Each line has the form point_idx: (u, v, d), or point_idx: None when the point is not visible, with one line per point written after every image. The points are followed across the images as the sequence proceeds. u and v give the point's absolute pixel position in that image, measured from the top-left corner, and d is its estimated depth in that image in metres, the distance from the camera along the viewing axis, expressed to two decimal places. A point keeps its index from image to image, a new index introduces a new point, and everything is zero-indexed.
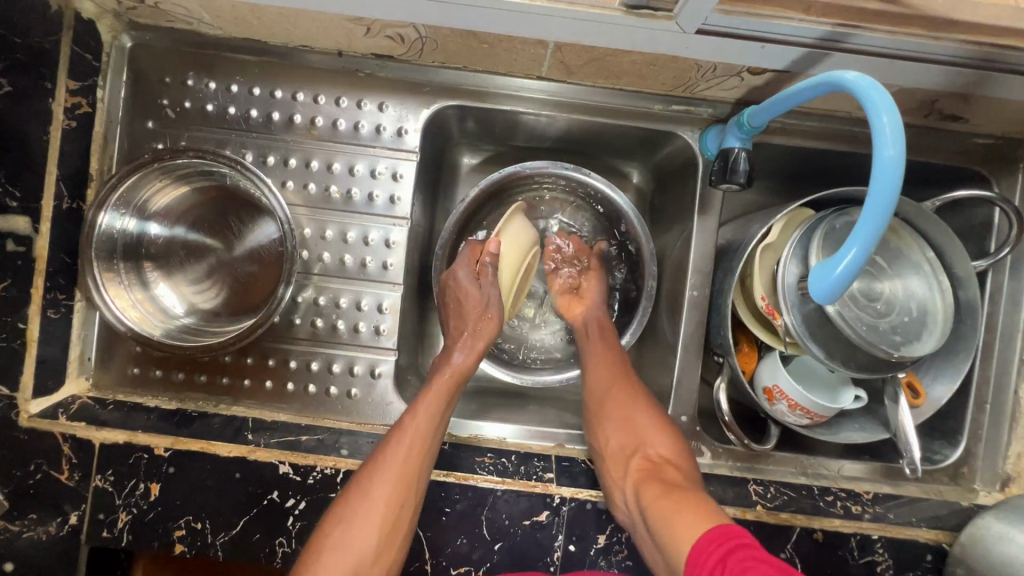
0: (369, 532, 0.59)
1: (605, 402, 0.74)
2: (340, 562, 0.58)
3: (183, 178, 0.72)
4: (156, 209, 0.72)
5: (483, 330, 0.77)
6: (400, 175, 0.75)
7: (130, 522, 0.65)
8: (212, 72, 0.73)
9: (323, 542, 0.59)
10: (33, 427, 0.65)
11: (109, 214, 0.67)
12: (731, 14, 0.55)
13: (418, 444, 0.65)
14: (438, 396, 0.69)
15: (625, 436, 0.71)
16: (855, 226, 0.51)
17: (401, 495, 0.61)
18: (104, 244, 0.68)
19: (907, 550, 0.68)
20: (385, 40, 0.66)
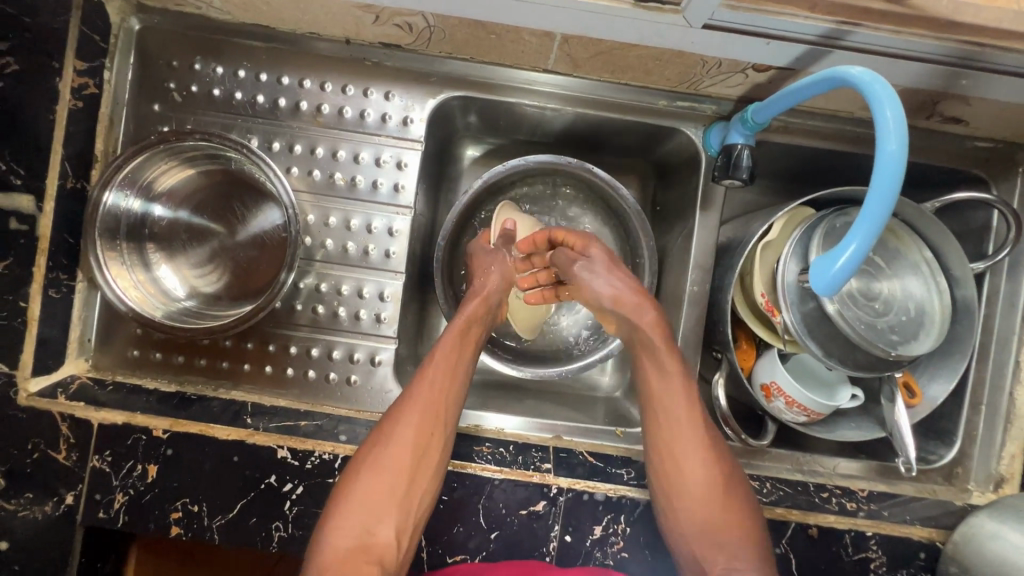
0: (404, 459, 0.64)
1: (659, 416, 0.70)
2: (376, 482, 0.62)
3: (189, 160, 0.72)
4: (161, 191, 0.72)
5: (491, 277, 0.79)
6: (405, 164, 0.76)
7: (127, 503, 0.65)
8: (219, 57, 0.73)
9: (360, 461, 0.64)
10: (32, 406, 0.65)
11: (114, 194, 0.67)
12: (737, 9, 0.55)
13: (440, 383, 0.69)
14: (454, 340, 0.72)
15: (688, 451, 0.68)
16: (856, 221, 0.52)
17: (427, 428, 0.66)
18: (109, 222, 0.68)
19: (901, 548, 0.69)
20: (393, 29, 0.66)
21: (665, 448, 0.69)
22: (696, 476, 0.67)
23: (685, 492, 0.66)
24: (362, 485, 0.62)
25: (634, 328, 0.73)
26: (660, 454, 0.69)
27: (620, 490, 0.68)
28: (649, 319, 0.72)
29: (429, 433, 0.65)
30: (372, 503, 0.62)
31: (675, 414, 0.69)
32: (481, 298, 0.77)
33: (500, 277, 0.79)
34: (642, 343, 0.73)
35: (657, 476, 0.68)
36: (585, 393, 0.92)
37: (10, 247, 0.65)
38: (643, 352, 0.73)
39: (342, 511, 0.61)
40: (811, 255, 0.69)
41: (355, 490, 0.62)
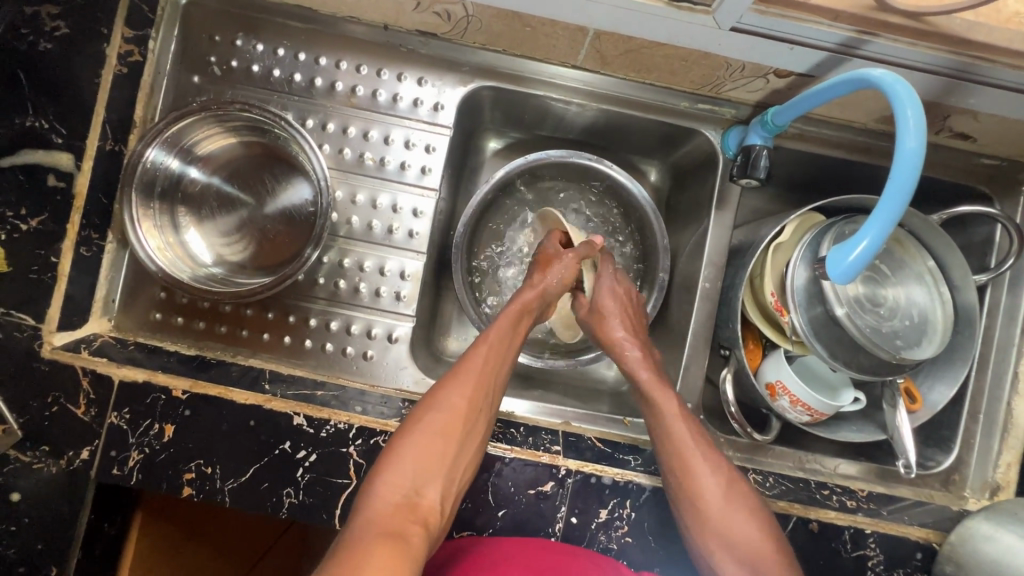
0: (457, 424, 0.63)
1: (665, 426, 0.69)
2: (429, 443, 0.61)
3: (232, 129, 0.74)
4: (199, 155, 0.74)
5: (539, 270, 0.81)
6: (433, 148, 0.78)
7: (141, 461, 0.66)
8: (261, 35, 0.75)
9: (415, 422, 0.62)
10: (54, 359, 0.66)
11: (156, 151, 0.70)
12: (766, 14, 0.58)
13: (492, 360, 0.69)
14: (508, 321, 0.74)
15: (709, 478, 0.64)
16: (872, 215, 0.54)
17: (477, 400, 0.65)
18: (145, 178, 0.70)
19: (898, 547, 0.70)
20: (431, 17, 0.69)
21: (685, 468, 0.65)
22: (725, 508, 0.63)
23: (714, 514, 0.63)
24: (414, 443, 0.60)
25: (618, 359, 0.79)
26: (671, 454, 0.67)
27: (627, 475, 0.70)
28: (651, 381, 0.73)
29: (479, 404, 0.65)
30: (424, 462, 0.59)
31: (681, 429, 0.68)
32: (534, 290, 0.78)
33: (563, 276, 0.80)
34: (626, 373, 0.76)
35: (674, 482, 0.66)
36: (592, 386, 0.93)
37: (49, 203, 0.67)
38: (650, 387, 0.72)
39: (393, 467, 0.58)
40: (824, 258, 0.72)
41: (408, 448, 0.60)
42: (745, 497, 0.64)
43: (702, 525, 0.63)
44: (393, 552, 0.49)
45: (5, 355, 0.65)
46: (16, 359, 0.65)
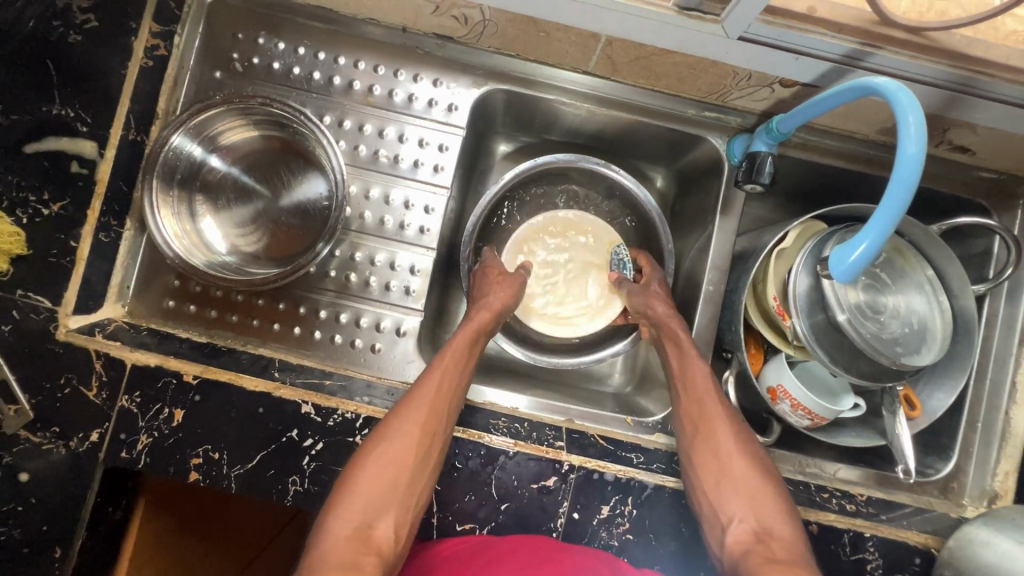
0: (407, 453, 0.62)
1: (698, 398, 0.71)
2: (381, 474, 0.61)
3: (255, 122, 0.76)
4: (223, 144, 0.76)
5: (489, 295, 0.81)
6: (445, 147, 0.80)
7: (150, 445, 0.66)
8: (283, 34, 0.78)
9: (366, 453, 0.63)
10: (69, 341, 0.67)
11: (182, 137, 0.72)
12: (773, 24, 0.61)
13: (447, 385, 0.69)
14: (463, 344, 0.74)
15: (726, 440, 0.68)
16: (872, 218, 0.56)
17: (430, 427, 0.65)
18: (167, 165, 0.72)
19: (896, 552, 0.71)
20: (449, 20, 0.72)
21: (706, 440, 0.69)
22: (740, 475, 0.66)
23: (727, 469, 0.66)
24: (366, 475, 0.61)
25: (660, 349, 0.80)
26: (694, 428, 0.70)
27: (630, 472, 0.70)
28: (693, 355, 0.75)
29: (432, 432, 0.65)
30: (375, 494, 0.60)
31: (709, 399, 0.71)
32: (485, 314, 0.78)
33: (512, 297, 0.82)
34: (669, 341, 0.78)
35: (698, 451, 0.69)
36: (595, 387, 0.94)
37: (71, 189, 0.69)
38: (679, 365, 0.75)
39: (346, 499, 0.59)
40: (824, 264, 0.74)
41: (359, 480, 0.60)
42: (756, 454, 0.68)
43: (713, 471, 0.67)
44: None
45: (21, 336, 0.66)
46: (31, 341, 0.67)
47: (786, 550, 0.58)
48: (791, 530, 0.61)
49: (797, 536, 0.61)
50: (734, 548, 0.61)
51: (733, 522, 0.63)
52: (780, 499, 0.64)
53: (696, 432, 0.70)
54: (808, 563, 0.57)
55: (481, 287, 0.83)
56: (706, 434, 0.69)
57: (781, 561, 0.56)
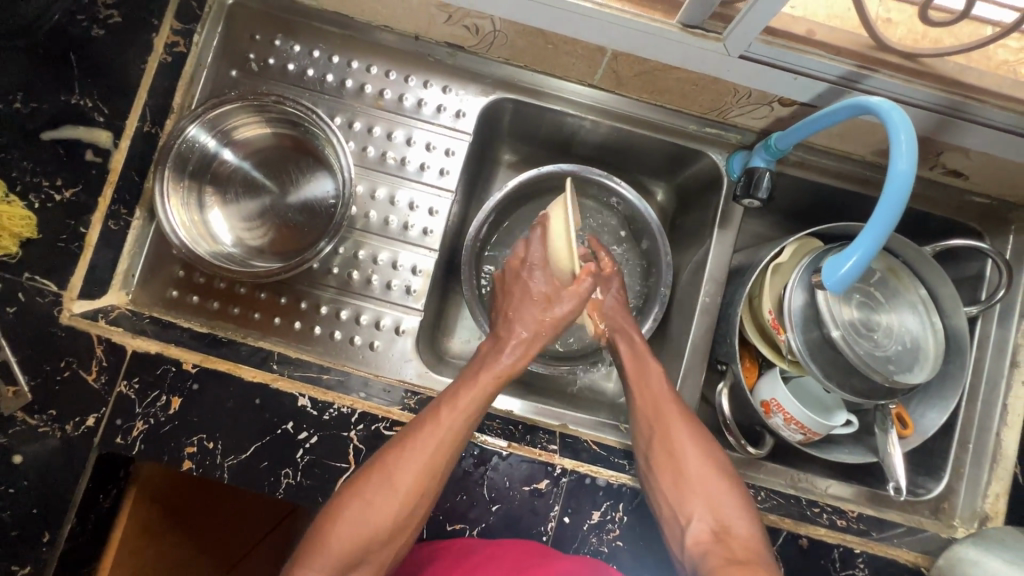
0: (389, 510, 0.62)
1: (658, 418, 0.72)
2: (359, 521, 0.60)
3: (269, 120, 0.78)
4: (237, 139, 0.78)
5: (515, 330, 0.76)
6: (452, 152, 0.82)
7: (145, 431, 0.67)
8: (299, 37, 0.80)
9: (341, 504, 0.62)
10: (71, 325, 0.68)
11: (197, 128, 0.74)
12: (772, 45, 0.64)
13: (454, 433, 0.66)
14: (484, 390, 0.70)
15: (689, 458, 0.69)
16: (864, 230, 0.58)
17: (423, 482, 0.63)
18: (180, 156, 0.74)
19: (887, 570, 0.71)
20: (460, 30, 0.75)
21: (668, 461, 0.69)
22: (699, 498, 0.66)
23: (689, 481, 0.67)
24: (338, 527, 0.60)
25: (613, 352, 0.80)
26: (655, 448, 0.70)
27: (621, 478, 0.71)
28: (652, 369, 0.75)
29: (423, 488, 0.63)
30: (347, 549, 0.60)
31: (673, 420, 0.71)
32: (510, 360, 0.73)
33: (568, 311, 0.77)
34: (624, 342, 0.79)
35: (657, 469, 0.69)
36: (589, 395, 0.94)
37: (84, 176, 0.70)
38: (635, 374, 0.76)
39: (317, 552, 0.59)
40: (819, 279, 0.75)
41: (330, 534, 0.60)
42: (714, 453, 0.69)
43: (671, 476, 0.67)
44: None
45: (25, 318, 0.67)
46: (34, 323, 0.67)
47: (745, 550, 0.60)
48: (750, 528, 0.63)
49: (756, 536, 0.62)
50: (694, 548, 0.63)
51: (693, 523, 0.65)
52: (737, 499, 0.66)
53: (653, 434, 0.71)
54: (767, 562, 0.59)
55: (511, 303, 0.78)
56: (664, 436, 0.71)
57: (742, 562, 0.58)
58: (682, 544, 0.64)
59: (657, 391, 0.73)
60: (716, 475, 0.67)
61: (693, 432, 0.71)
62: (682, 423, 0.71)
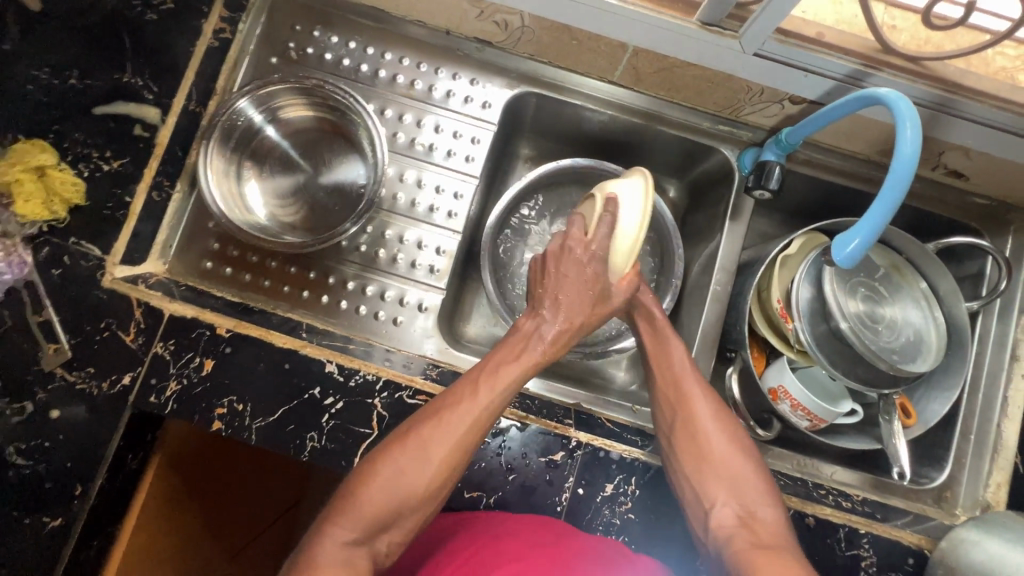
0: (419, 479, 0.64)
1: (685, 403, 0.73)
2: (392, 489, 0.63)
3: (313, 104, 0.83)
4: (280, 121, 0.83)
5: (560, 316, 0.72)
6: (477, 140, 0.86)
7: (178, 391, 0.70)
8: (337, 29, 0.85)
9: (373, 471, 0.64)
10: (113, 288, 0.71)
11: (246, 103, 0.78)
12: (785, 43, 0.68)
13: (485, 412, 0.67)
14: (518, 372, 0.69)
15: (715, 442, 0.71)
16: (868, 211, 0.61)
17: (453, 456, 0.65)
18: (226, 129, 0.78)
19: (891, 551, 0.73)
20: (490, 25, 0.80)
21: (695, 445, 0.70)
22: (724, 482, 0.68)
23: (715, 465, 0.69)
24: (369, 493, 0.62)
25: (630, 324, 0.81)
26: (681, 431, 0.72)
27: (634, 453, 0.73)
28: (676, 353, 0.77)
29: (453, 463, 0.65)
30: (378, 513, 0.61)
31: (702, 405, 0.73)
32: (549, 340, 0.72)
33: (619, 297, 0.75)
34: (644, 320, 0.80)
35: (684, 452, 0.70)
36: (599, 383, 0.97)
37: (133, 148, 0.74)
38: (656, 356, 0.78)
39: (348, 514, 0.61)
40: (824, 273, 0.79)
41: (361, 498, 0.62)
42: (736, 437, 0.71)
43: (695, 459, 0.70)
44: None
45: (69, 280, 0.71)
46: (78, 285, 0.71)
47: (772, 534, 0.62)
48: (774, 513, 0.65)
49: (781, 520, 0.64)
50: (719, 530, 0.64)
51: (717, 506, 0.66)
52: (761, 485, 0.68)
53: (675, 417, 0.73)
54: (792, 546, 0.60)
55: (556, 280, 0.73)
56: (686, 418, 0.72)
57: (769, 545, 0.59)
58: (705, 525, 0.66)
59: (684, 377, 0.75)
60: (740, 459, 0.69)
61: (715, 415, 0.73)
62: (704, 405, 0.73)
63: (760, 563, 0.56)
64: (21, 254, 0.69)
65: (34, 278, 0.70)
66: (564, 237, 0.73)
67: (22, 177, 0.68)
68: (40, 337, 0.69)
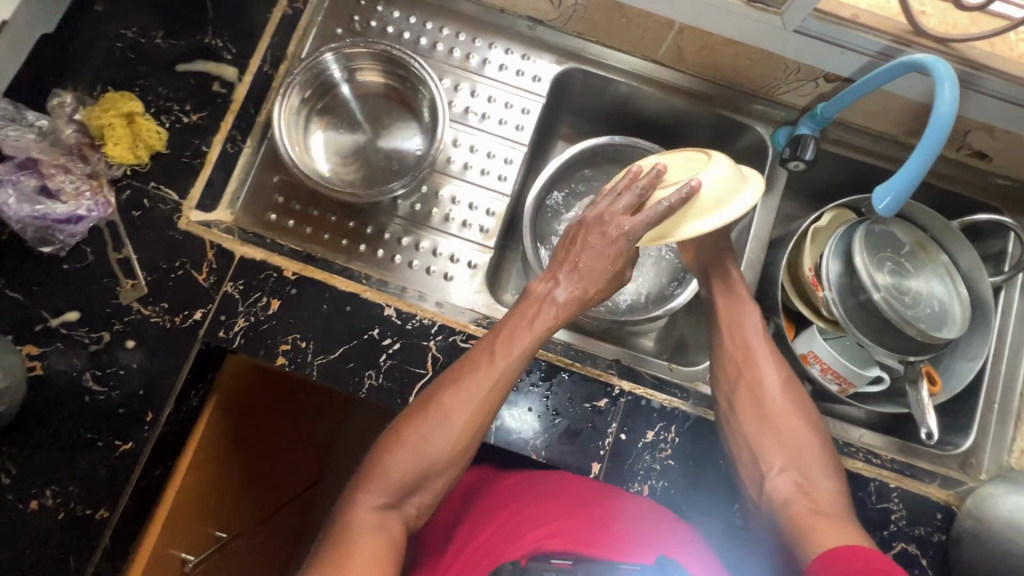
0: (444, 444, 0.67)
1: (749, 371, 0.77)
2: (417, 455, 0.67)
3: (386, 71, 0.88)
4: (354, 84, 0.88)
5: (572, 281, 0.72)
6: (527, 110, 0.91)
7: (246, 328, 0.74)
8: (400, 5, 0.91)
9: (408, 431, 0.68)
10: (188, 230, 0.76)
11: (330, 58, 0.84)
12: (825, 21, 0.73)
13: (499, 378, 0.69)
14: (529, 339, 0.70)
15: (777, 409, 0.75)
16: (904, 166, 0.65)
17: (474, 422, 0.68)
18: (303, 84, 0.84)
19: (919, 506, 0.76)
20: (544, 3, 0.85)
21: (756, 413, 0.74)
22: (782, 449, 0.72)
23: (776, 431, 0.73)
24: (400, 457, 0.67)
25: (706, 284, 0.84)
26: (745, 396, 0.76)
27: (674, 403, 0.77)
28: (750, 318, 0.80)
29: (476, 427, 0.68)
30: (412, 474, 0.67)
31: (767, 375, 0.77)
32: (558, 307, 0.71)
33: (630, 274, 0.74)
34: (721, 280, 0.82)
35: (746, 415, 0.75)
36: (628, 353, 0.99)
37: (210, 103, 0.79)
38: (727, 320, 0.81)
39: (383, 475, 0.67)
40: (853, 246, 0.83)
41: (393, 462, 0.67)
42: (803, 406, 0.75)
43: (757, 425, 0.74)
44: (380, 546, 0.61)
45: (147, 221, 0.75)
46: (156, 226, 0.75)
47: (828, 503, 0.67)
48: (830, 483, 0.70)
49: (837, 489, 0.70)
50: (773, 494, 0.70)
51: (773, 472, 0.71)
52: (822, 455, 0.72)
53: (740, 381, 0.77)
54: (848, 516, 0.66)
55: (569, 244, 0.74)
56: (752, 382, 0.76)
57: (826, 515, 0.65)
58: (756, 489, 0.72)
59: (749, 344, 0.79)
60: (803, 427, 0.74)
61: (782, 382, 0.76)
62: (770, 371, 0.77)
63: (820, 532, 0.63)
64: (106, 195, 0.74)
65: (116, 218, 0.75)
66: (604, 207, 0.72)
67: (114, 122, 0.74)
68: (118, 273, 0.74)
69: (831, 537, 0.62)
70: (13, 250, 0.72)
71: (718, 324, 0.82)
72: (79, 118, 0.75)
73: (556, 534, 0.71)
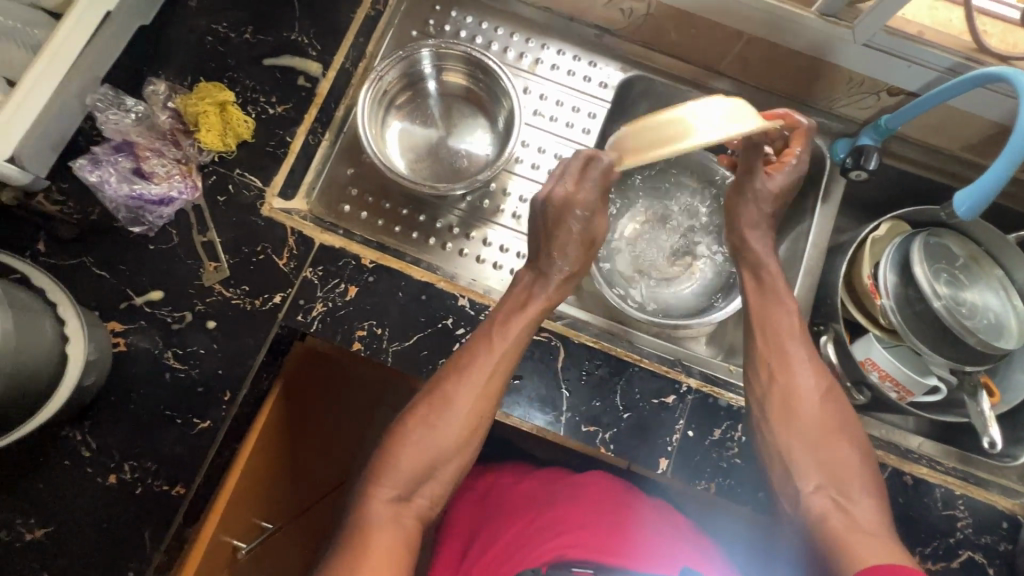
0: (450, 435, 0.72)
1: (781, 379, 0.76)
2: (423, 449, 0.71)
3: (471, 74, 0.91)
4: (438, 84, 0.92)
5: (555, 265, 0.81)
6: (593, 115, 0.94)
7: (324, 313, 0.75)
8: (472, 11, 0.95)
9: (420, 422, 0.73)
10: (271, 217, 0.78)
11: (426, 54, 0.88)
12: (894, 36, 0.76)
13: (497, 367, 0.73)
14: (521, 328, 0.75)
15: (808, 419, 0.74)
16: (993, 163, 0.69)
17: (480, 414, 0.73)
18: (390, 78, 0.87)
19: (985, 514, 0.77)
20: (615, 13, 0.89)
21: (788, 421, 0.74)
22: (815, 460, 0.71)
23: (809, 442, 0.73)
24: (410, 449, 0.71)
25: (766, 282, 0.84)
26: (777, 404, 0.75)
27: (741, 402, 0.79)
28: (786, 324, 0.79)
29: (480, 417, 0.72)
30: (420, 465, 0.70)
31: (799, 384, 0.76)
32: (545, 296, 0.78)
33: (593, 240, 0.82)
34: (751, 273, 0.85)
35: (778, 424, 0.74)
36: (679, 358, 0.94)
37: (295, 96, 0.82)
38: (760, 328, 0.81)
39: (393, 467, 0.70)
40: (911, 256, 0.84)
41: (403, 455, 0.71)
42: (837, 415, 0.74)
43: (790, 434, 0.73)
44: (395, 538, 0.64)
45: (232, 206, 0.78)
46: (240, 211, 0.78)
47: (871, 522, 0.66)
48: (869, 497, 0.69)
49: (876, 504, 0.68)
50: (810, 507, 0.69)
51: (809, 483, 0.70)
52: (862, 467, 0.71)
53: (773, 389, 0.76)
54: (891, 535, 0.65)
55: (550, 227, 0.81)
56: (786, 391, 0.75)
57: (866, 531, 0.64)
58: (790, 501, 0.71)
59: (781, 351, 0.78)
60: (841, 443, 0.72)
61: (817, 391, 0.75)
62: (804, 382, 0.76)
63: (858, 547, 0.63)
64: (194, 179, 0.77)
65: (201, 202, 0.77)
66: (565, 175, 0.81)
67: (208, 110, 0.77)
68: (202, 255, 0.76)
69: (873, 554, 0.61)
70: (102, 229, 0.75)
71: (753, 329, 0.81)
72: (173, 105, 0.79)
73: (575, 545, 0.73)
